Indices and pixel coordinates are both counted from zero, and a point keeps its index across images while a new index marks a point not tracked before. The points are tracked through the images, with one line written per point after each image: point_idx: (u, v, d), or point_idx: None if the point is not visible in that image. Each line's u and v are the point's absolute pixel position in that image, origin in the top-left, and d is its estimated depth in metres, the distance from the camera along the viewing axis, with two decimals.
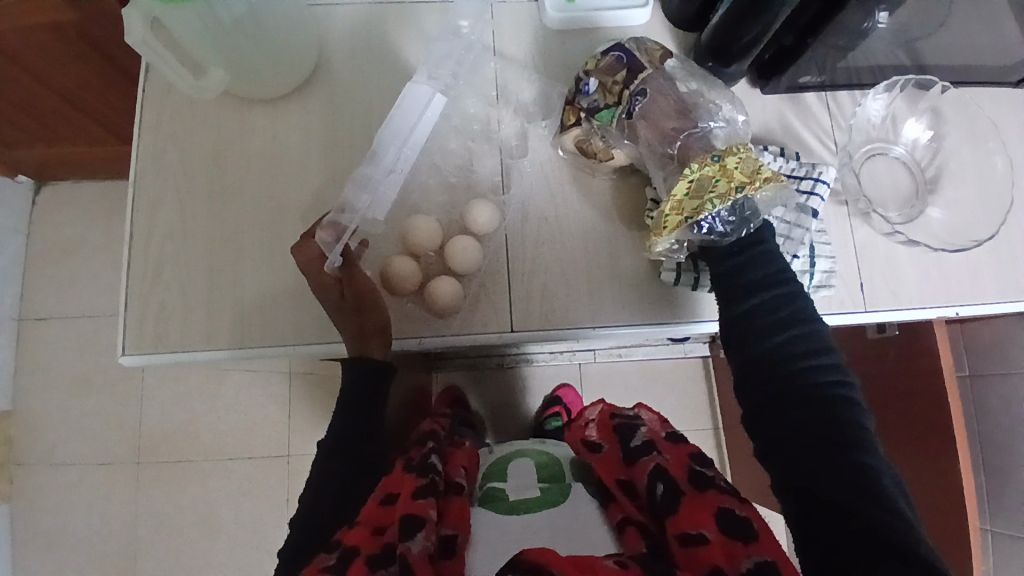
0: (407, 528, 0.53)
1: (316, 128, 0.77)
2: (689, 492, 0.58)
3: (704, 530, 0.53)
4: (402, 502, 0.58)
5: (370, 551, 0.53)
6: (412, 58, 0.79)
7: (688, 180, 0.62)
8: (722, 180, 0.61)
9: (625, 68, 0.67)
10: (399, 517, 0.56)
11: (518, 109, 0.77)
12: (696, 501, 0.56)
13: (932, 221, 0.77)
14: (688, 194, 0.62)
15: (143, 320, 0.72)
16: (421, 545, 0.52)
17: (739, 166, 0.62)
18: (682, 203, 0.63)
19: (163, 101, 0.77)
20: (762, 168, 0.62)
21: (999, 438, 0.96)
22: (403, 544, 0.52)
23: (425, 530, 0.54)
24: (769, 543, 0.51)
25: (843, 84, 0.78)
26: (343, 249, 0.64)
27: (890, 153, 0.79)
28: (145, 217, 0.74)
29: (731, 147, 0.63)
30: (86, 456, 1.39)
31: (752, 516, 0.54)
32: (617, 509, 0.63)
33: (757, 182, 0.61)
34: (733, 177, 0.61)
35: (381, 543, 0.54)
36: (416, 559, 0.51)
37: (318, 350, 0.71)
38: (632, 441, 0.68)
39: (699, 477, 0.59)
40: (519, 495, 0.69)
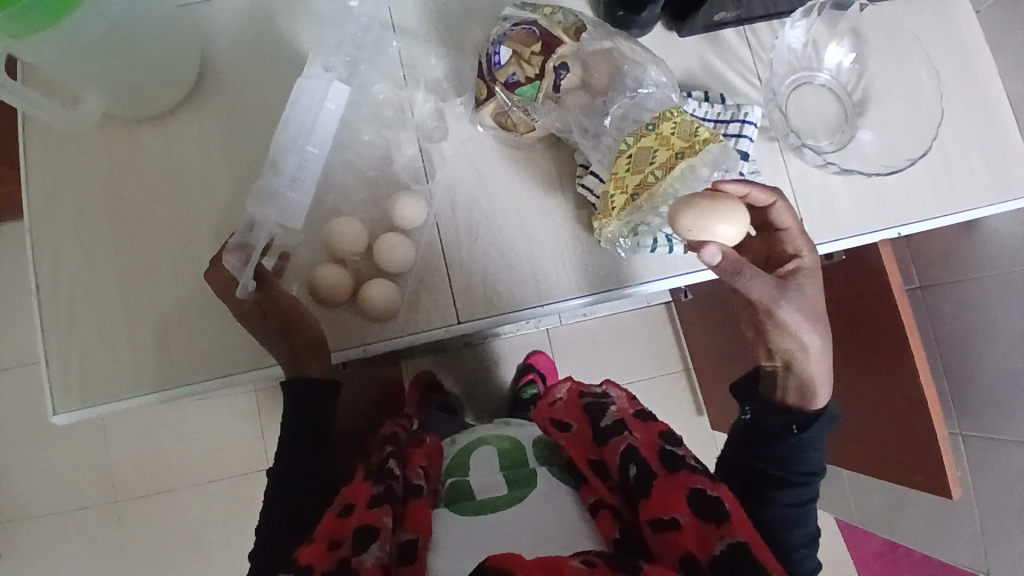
0: (361, 540, 0.53)
1: (216, 140, 0.72)
2: (661, 473, 0.57)
3: (676, 515, 0.53)
4: (357, 513, 0.57)
5: (324, 567, 0.52)
6: (308, 49, 0.73)
7: (626, 154, 0.63)
8: (660, 149, 0.61)
9: (541, 40, 0.63)
10: (354, 529, 0.54)
11: (430, 89, 0.73)
12: (668, 484, 0.56)
13: (865, 145, 0.77)
14: (630, 169, 0.62)
15: (69, 374, 0.68)
16: (375, 556, 0.52)
17: (675, 131, 0.61)
18: (625, 179, 0.62)
19: (45, 135, 0.71)
20: (700, 130, 0.61)
21: (956, 345, 0.98)
22: (357, 558, 0.52)
23: (379, 540, 0.53)
24: (741, 525, 0.51)
25: (759, 16, 0.76)
26: (253, 271, 0.61)
27: (816, 81, 0.78)
28: (50, 265, 0.69)
29: (665, 113, 0.62)
30: (59, 505, 1.35)
31: (724, 497, 0.54)
32: (590, 493, 0.63)
33: (697, 144, 0.60)
34: (673, 144, 0.61)
35: (336, 556, 0.52)
36: (369, 571, 0.51)
37: (259, 374, 0.68)
38: (602, 420, 0.67)
39: (670, 457, 0.59)
40: (486, 491, 0.66)
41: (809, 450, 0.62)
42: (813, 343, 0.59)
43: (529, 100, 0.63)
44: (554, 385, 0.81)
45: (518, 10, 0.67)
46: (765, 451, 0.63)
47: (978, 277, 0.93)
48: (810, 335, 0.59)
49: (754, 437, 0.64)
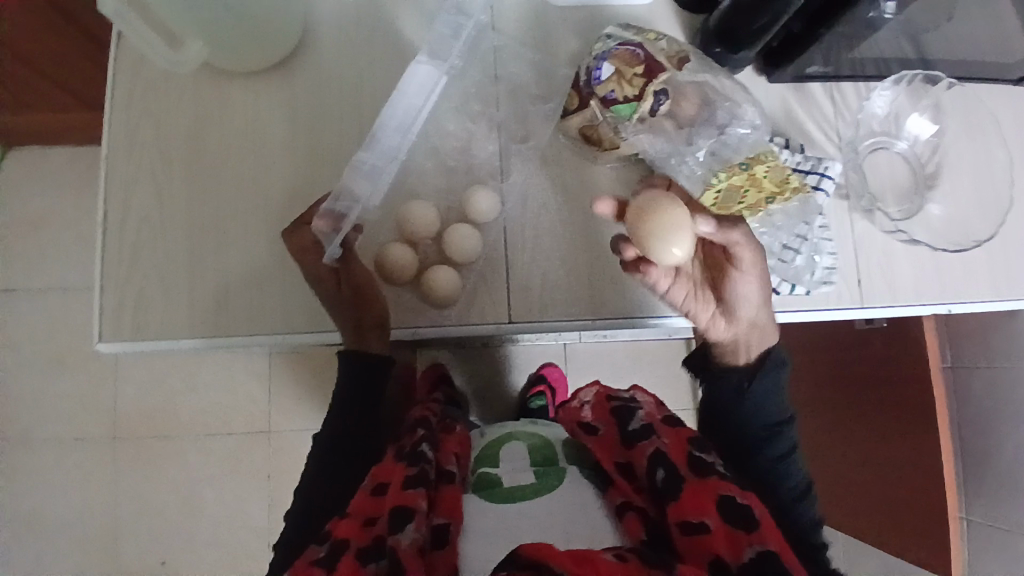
0: (397, 520, 0.53)
1: (303, 103, 0.73)
2: (689, 477, 0.58)
3: (706, 519, 0.54)
4: (392, 492, 0.57)
5: (360, 544, 0.53)
6: (406, 32, 0.75)
7: (715, 190, 0.66)
8: (752, 189, 0.66)
9: (644, 62, 0.63)
10: (389, 508, 0.55)
11: (518, 90, 0.73)
12: (697, 487, 0.57)
13: (932, 218, 0.77)
14: (717, 205, 0.67)
15: (123, 307, 0.69)
16: (412, 537, 0.51)
17: (767, 174, 0.66)
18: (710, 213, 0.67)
19: (139, 71, 0.72)
20: (789, 176, 0.67)
21: (977, 426, 0.99)
22: (393, 536, 0.52)
23: (414, 522, 0.53)
24: (769, 531, 0.52)
25: (846, 76, 0.77)
26: (342, 241, 0.60)
27: (893, 148, 0.79)
28: (123, 196, 0.70)
29: (759, 154, 0.66)
30: (60, 435, 1.37)
31: (752, 503, 0.55)
32: (617, 493, 0.63)
33: (786, 191, 0.68)
34: (763, 186, 0.66)
35: (370, 533, 0.53)
36: (406, 552, 0.50)
37: (309, 337, 0.69)
38: (630, 424, 0.68)
39: (699, 463, 0.60)
40: (514, 480, 0.67)
41: (767, 410, 0.68)
42: (756, 285, 0.63)
43: (626, 119, 0.64)
44: (581, 389, 0.83)
45: (621, 31, 0.68)
46: (728, 416, 0.68)
47: (1012, 364, 0.94)
48: (749, 276, 0.62)
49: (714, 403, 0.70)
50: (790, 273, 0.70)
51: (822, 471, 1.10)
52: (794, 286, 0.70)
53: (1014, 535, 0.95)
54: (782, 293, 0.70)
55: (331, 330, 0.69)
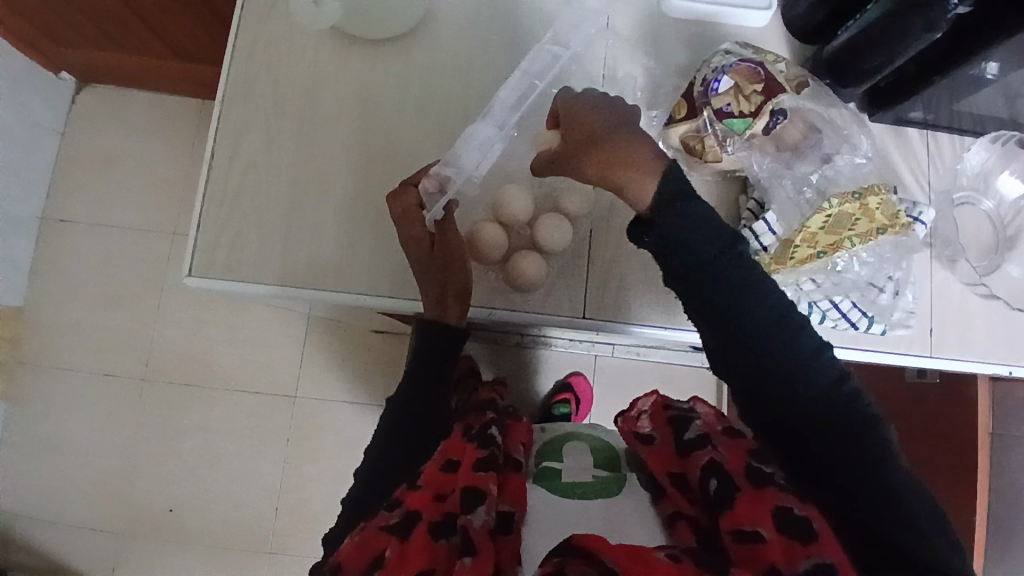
0: (470, 501, 0.54)
1: (416, 75, 0.75)
2: (746, 486, 0.53)
3: (760, 528, 0.49)
4: (462, 471, 0.58)
5: (430, 517, 0.54)
6: (523, 21, 0.77)
7: (827, 214, 0.65)
8: (863, 219, 0.65)
9: (764, 81, 0.65)
10: (461, 487, 0.56)
11: (623, 94, 0.75)
12: (753, 495, 0.52)
13: (1010, 278, 0.78)
14: (826, 228, 0.65)
15: (215, 244, 0.71)
16: (483, 518, 0.53)
17: (880, 207, 0.65)
18: (818, 236, 0.65)
19: (264, 22, 0.74)
20: (899, 214, 0.66)
21: (1012, 494, 0.99)
22: (465, 515, 0.53)
23: (486, 504, 0.54)
24: (831, 545, 0.47)
25: (943, 126, 0.78)
26: (445, 203, 0.65)
27: (979, 205, 0.80)
28: (230, 138, 0.73)
29: (873, 186, 0.66)
30: (94, 367, 1.39)
31: (813, 516, 0.49)
32: (668, 504, 0.62)
33: (896, 226, 0.66)
34: (875, 217, 0.65)
35: (442, 509, 0.55)
36: (477, 531, 0.51)
37: (388, 302, 0.71)
38: (686, 433, 0.65)
39: (757, 471, 0.54)
40: (573, 477, 0.68)
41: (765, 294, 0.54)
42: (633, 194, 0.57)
43: (739, 132, 0.65)
44: (641, 397, 0.80)
45: (740, 48, 0.69)
46: (748, 343, 0.53)
47: None
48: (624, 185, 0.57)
49: (729, 327, 0.54)
50: (874, 309, 0.70)
51: None
52: (873, 323, 0.71)
53: None
54: (860, 329, 0.71)
55: (414, 298, 0.70)
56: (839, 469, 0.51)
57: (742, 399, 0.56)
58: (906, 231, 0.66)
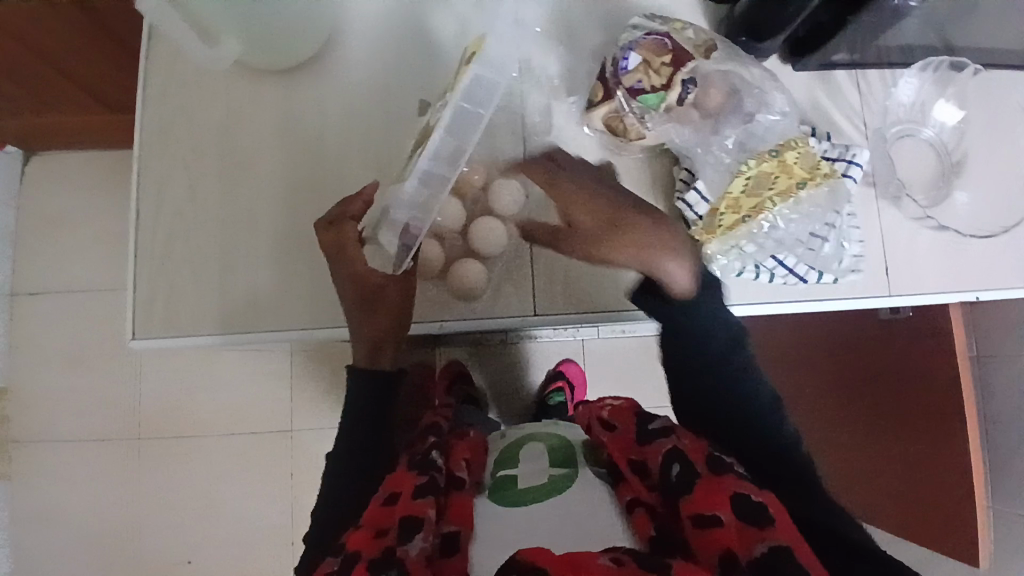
0: (405, 531, 0.54)
1: (330, 100, 0.73)
2: (706, 475, 0.56)
3: (719, 513, 0.52)
4: (401, 503, 0.58)
5: (369, 555, 0.53)
6: (432, 26, 0.75)
7: (746, 176, 0.66)
8: (782, 177, 0.66)
9: (672, 52, 0.65)
10: (399, 517, 0.56)
11: (540, 85, 0.73)
12: (713, 483, 0.55)
13: (957, 206, 0.77)
14: (747, 192, 0.67)
15: (155, 303, 0.70)
16: (418, 547, 0.53)
17: (798, 161, 0.66)
18: (741, 200, 0.67)
19: (169, 71, 0.73)
20: (820, 164, 0.67)
21: (1003, 418, 0.98)
22: (401, 546, 0.52)
23: (423, 531, 0.54)
24: (785, 529, 0.50)
25: (872, 63, 0.76)
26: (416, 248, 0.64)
27: (920, 134, 0.79)
28: (153, 194, 0.72)
29: (789, 142, 0.67)
30: (85, 434, 1.39)
31: (769, 502, 0.53)
32: (627, 490, 0.62)
33: (817, 177, 0.67)
34: (794, 173, 0.66)
35: (381, 545, 0.54)
36: (413, 561, 0.51)
37: (335, 334, 0.70)
38: (648, 423, 0.67)
39: (717, 461, 0.58)
40: (529, 482, 0.67)
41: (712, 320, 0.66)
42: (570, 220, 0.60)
43: (655, 109, 0.65)
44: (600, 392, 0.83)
45: (647, 21, 0.68)
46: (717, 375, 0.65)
47: None
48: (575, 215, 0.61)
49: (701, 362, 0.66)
50: (818, 262, 0.69)
51: None
52: (822, 275, 0.70)
53: None
54: (810, 282, 0.70)
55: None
56: (778, 481, 0.58)
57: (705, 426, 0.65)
58: (827, 178, 0.68)
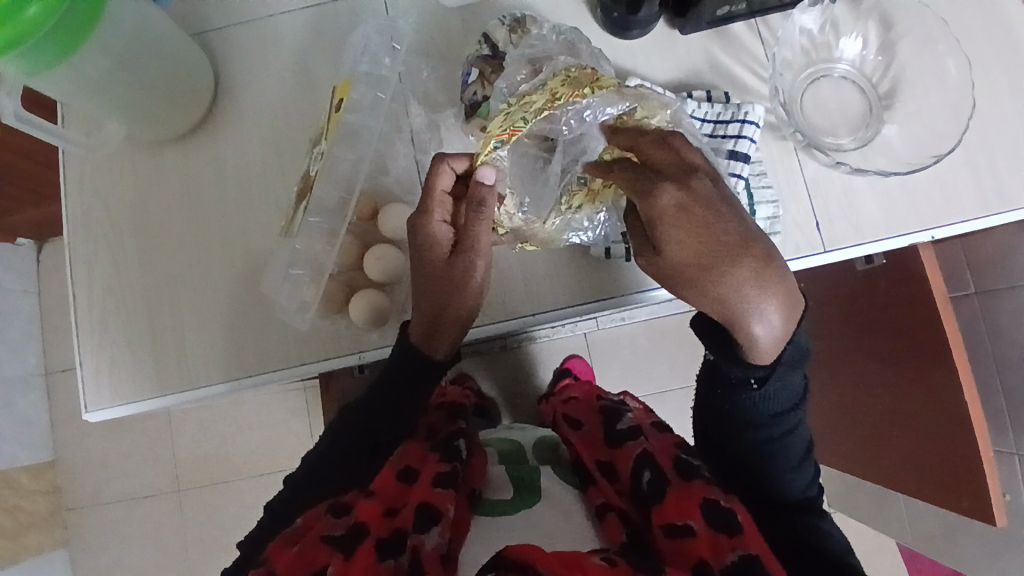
0: (424, 518, 0.48)
1: (228, 158, 0.76)
2: (676, 480, 0.53)
3: (690, 522, 0.48)
4: (420, 486, 0.53)
5: (378, 534, 0.47)
6: (316, 66, 0.76)
7: (505, 111, 0.55)
8: (542, 99, 0.55)
9: (501, 59, 0.67)
10: (416, 502, 0.51)
11: (424, 101, 0.73)
12: (682, 491, 0.51)
13: (890, 142, 0.71)
14: (505, 120, 0.55)
15: (99, 375, 0.74)
16: (436, 540, 0.47)
17: (563, 82, 0.55)
18: (499, 127, 0.56)
19: (80, 157, 0.77)
20: (592, 78, 0.56)
21: (1015, 356, 0.88)
22: (417, 537, 0.47)
23: (441, 525, 0.49)
24: (755, 537, 0.46)
25: (774, 8, 0.70)
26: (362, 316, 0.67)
27: (834, 73, 0.72)
28: (84, 274, 0.75)
29: (560, 71, 0.57)
30: (130, 492, 1.46)
31: (738, 508, 0.49)
32: (598, 493, 0.57)
33: (583, 90, 0.55)
34: (554, 90, 0.55)
35: (391, 525, 0.49)
36: (427, 554, 0.45)
37: (263, 380, 0.71)
38: (617, 425, 0.63)
39: (685, 465, 0.54)
40: (490, 493, 0.58)
41: (776, 392, 0.58)
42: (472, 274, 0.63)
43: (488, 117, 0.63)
44: (575, 386, 0.80)
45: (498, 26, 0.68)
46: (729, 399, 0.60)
47: None
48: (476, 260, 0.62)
49: (711, 380, 0.61)
50: None
51: (837, 422, 1.07)
52: None
53: None
54: None
55: (314, 358, 0.69)
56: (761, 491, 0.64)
57: (703, 416, 0.65)
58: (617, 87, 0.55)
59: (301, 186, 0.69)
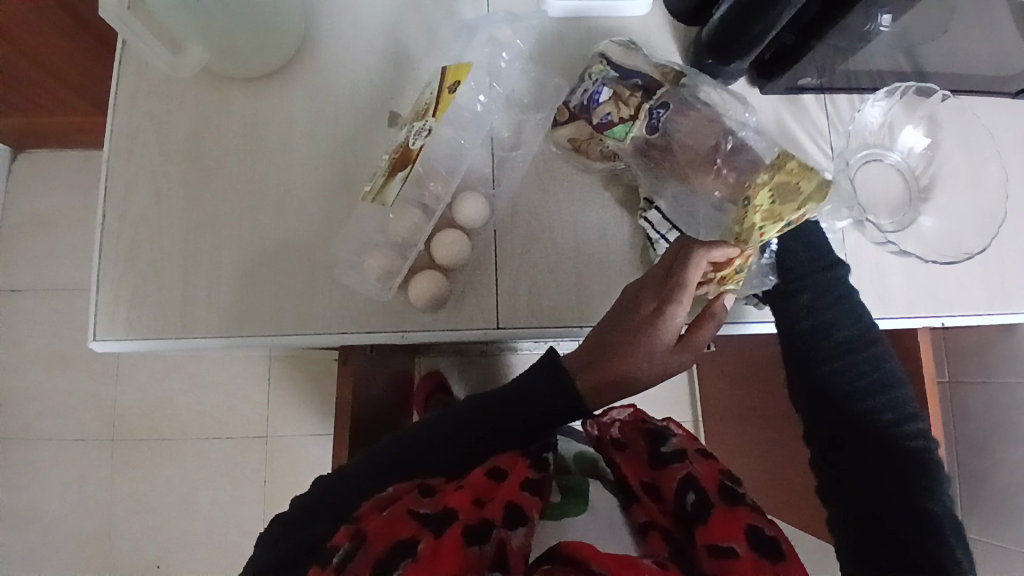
0: (511, 518, 0.51)
1: (301, 110, 0.74)
2: (720, 504, 0.55)
3: (734, 544, 0.51)
4: (507, 485, 0.56)
5: (467, 518, 0.51)
6: (409, 41, 0.76)
7: (769, 189, 0.59)
8: (799, 181, 0.58)
9: (642, 88, 0.68)
10: (505, 500, 0.53)
11: (511, 102, 0.74)
12: (726, 514, 0.54)
13: (923, 231, 0.76)
14: (773, 201, 0.59)
15: (117, 303, 0.70)
16: (520, 539, 0.50)
17: (802, 164, 0.59)
18: (768, 211, 0.59)
19: (140, 77, 0.73)
20: None
21: (976, 443, 0.97)
22: (504, 530, 0.50)
23: (527, 526, 0.52)
24: (796, 566, 0.49)
25: (840, 88, 0.78)
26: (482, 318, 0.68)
27: (886, 160, 0.78)
28: (121, 197, 0.71)
29: (787, 153, 0.61)
30: (52, 435, 1.31)
31: (780, 536, 0.52)
32: (641, 511, 0.60)
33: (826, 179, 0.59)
34: (804, 176, 0.58)
35: (480, 513, 0.51)
36: (513, 554, 0.49)
37: (297, 342, 0.69)
38: (662, 447, 0.65)
39: (730, 491, 0.56)
40: None
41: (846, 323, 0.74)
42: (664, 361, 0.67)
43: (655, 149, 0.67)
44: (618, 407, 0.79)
45: (613, 46, 0.72)
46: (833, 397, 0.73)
47: (1008, 381, 0.93)
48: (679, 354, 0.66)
49: (815, 390, 0.74)
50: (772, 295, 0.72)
51: None
52: None
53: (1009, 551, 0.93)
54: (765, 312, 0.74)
55: (356, 329, 0.69)
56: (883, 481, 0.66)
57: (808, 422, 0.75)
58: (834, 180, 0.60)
59: (396, 156, 0.68)
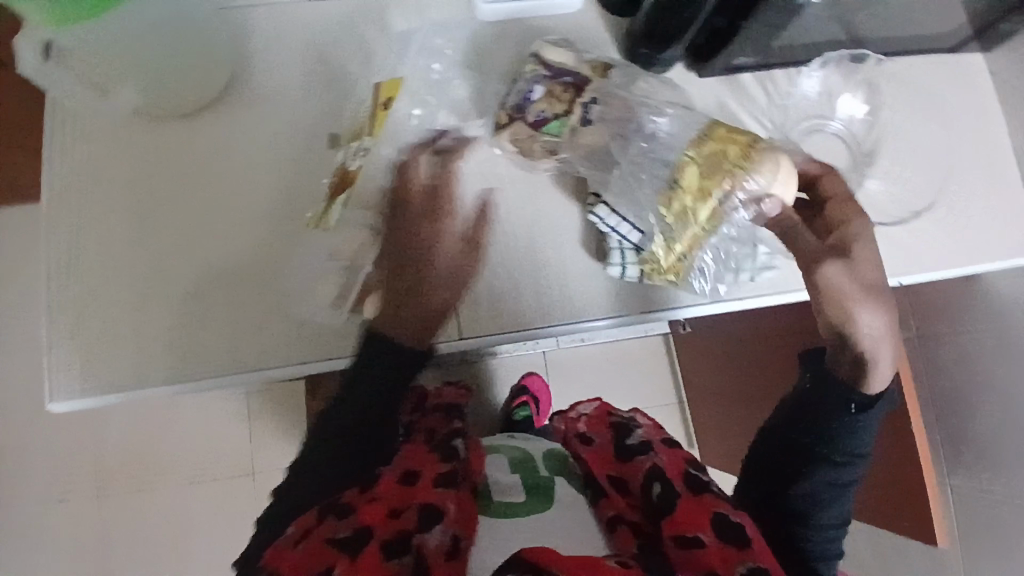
0: (425, 519, 0.53)
1: (239, 141, 0.73)
2: (685, 494, 0.56)
3: (701, 534, 0.53)
4: (420, 485, 0.57)
5: (381, 534, 0.51)
6: (344, 60, 0.75)
7: (692, 163, 0.63)
8: (725, 152, 0.62)
9: (572, 84, 0.69)
10: (417, 503, 0.54)
11: (452, 109, 0.73)
12: (692, 504, 0.55)
13: (871, 194, 0.77)
14: (701, 174, 0.63)
15: (68, 355, 0.68)
16: (437, 538, 0.51)
17: (730, 136, 0.62)
18: (695, 185, 0.63)
19: (70, 121, 0.71)
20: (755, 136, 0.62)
21: (951, 395, 0.98)
22: (419, 535, 0.51)
23: (442, 523, 0.53)
24: (765, 553, 0.51)
25: (778, 63, 0.77)
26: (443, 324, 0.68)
27: (828, 128, 0.80)
28: (63, 246, 0.70)
29: (715, 124, 0.64)
30: (30, 494, 1.28)
31: (745, 522, 0.53)
32: (609, 505, 0.60)
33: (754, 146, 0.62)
34: (732, 144, 0.62)
35: (394, 525, 0.52)
36: (431, 554, 0.50)
37: (259, 374, 0.68)
38: (628, 439, 0.65)
39: (694, 480, 0.57)
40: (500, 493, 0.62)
41: (856, 432, 0.66)
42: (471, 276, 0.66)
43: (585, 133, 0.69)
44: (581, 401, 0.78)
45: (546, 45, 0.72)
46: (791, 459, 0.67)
47: (974, 331, 0.94)
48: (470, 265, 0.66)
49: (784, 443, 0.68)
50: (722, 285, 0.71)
51: None
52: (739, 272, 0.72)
53: (992, 497, 0.94)
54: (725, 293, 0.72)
55: (319, 355, 0.68)
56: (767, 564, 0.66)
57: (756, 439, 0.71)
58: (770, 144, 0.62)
59: (336, 180, 0.70)
